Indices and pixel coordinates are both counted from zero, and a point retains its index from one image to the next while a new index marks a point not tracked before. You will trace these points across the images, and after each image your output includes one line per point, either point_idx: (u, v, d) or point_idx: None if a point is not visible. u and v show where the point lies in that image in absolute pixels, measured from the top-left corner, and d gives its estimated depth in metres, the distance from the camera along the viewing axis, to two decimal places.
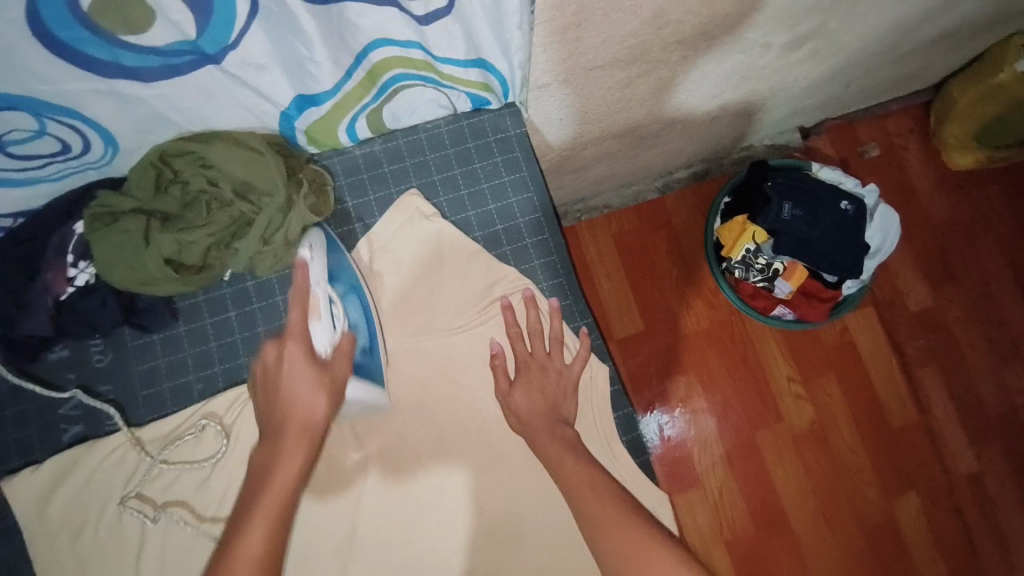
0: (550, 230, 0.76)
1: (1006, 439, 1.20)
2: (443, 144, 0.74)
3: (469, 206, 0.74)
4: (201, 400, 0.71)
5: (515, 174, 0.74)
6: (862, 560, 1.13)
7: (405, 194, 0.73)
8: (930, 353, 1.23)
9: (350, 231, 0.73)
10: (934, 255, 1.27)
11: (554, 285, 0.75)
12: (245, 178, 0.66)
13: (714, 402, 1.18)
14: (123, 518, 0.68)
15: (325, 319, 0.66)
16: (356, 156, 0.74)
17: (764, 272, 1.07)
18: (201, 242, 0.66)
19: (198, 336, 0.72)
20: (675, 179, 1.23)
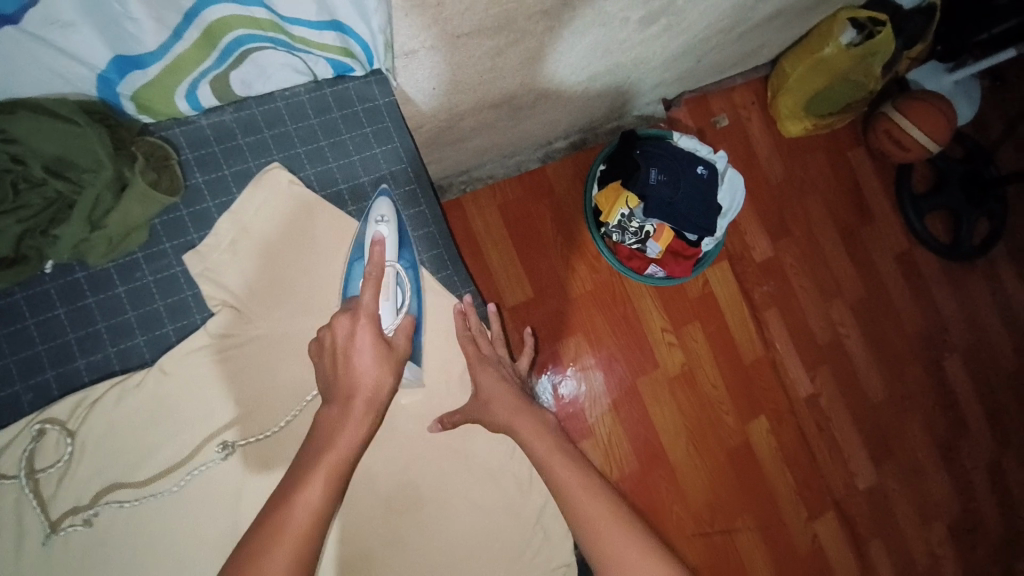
0: (425, 199, 0.77)
1: (830, 363, 1.46)
2: (306, 113, 0.71)
3: (339, 178, 0.74)
4: (34, 412, 0.63)
5: (386, 145, 0.74)
6: (725, 479, 1.32)
7: (268, 168, 0.70)
8: (772, 297, 1.43)
9: (205, 210, 0.69)
10: (773, 213, 1.47)
11: (432, 255, 0.79)
12: (59, 154, 0.57)
13: (600, 357, 1.28)
14: None
15: (392, 300, 0.70)
16: (203, 127, 0.68)
17: (637, 234, 1.16)
18: (8, 229, 0.57)
19: (20, 343, 0.63)
20: (555, 149, 1.28)
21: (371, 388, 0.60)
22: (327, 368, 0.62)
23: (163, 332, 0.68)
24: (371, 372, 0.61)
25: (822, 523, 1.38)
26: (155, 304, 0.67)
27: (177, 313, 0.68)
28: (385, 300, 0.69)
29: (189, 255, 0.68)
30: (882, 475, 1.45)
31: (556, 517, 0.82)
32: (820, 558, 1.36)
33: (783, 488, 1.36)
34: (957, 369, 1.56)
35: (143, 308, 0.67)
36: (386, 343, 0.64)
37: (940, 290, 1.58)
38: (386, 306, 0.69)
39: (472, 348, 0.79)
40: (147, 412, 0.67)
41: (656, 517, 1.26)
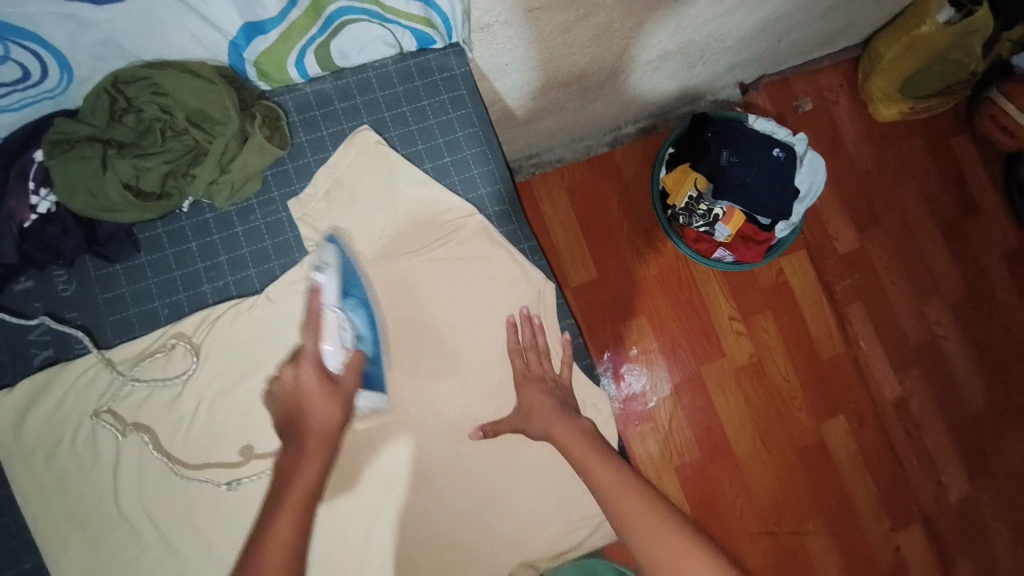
0: (495, 161, 0.81)
1: (921, 365, 1.34)
2: (392, 82, 0.77)
3: (419, 140, 0.78)
4: (168, 323, 0.74)
5: (461, 111, 0.78)
6: (794, 475, 1.26)
7: (359, 130, 0.76)
8: (855, 292, 1.34)
9: (306, 165, 0.76)
10: (861, 202, 1.38)
11: (499, 211, 0.82)
12: (197, 106, 0.67)
13: (664, 343, 1.27)
14: (99, 436, 0.72)
15: (338, 339, 0.66)
16: (307, 92, 0.76)
17: (706, 217, 1.14)
18: (157, 169, 0.68)
19: (161, 266, 0.74)
20: (624, 134, 1.29)
21: (323, 423, 0.61)
22: (280, 407, 0.63)
23: (269, 267, 0.76)
24: (320, 414, 0.62)
25: (904, 535, 1.28)
26: (265, 243, 0.75)
27: (282, 252, 0.76)
28: (329, 339, 0.65)
29: (293, 203, 0.75)
30: (980, 492, 1.32)
31: None
32: (901, 572, 1.27)
33: (860, 493, 1.27)
34: None
35: (256, 244, 0.75)
36: (332, 380, 0.64)
37: None
38: (330, 342, 0.65)
39: (519, 366, 0.79)
40: (255, 332, 0.75)
41: (717, 508, 1.23)
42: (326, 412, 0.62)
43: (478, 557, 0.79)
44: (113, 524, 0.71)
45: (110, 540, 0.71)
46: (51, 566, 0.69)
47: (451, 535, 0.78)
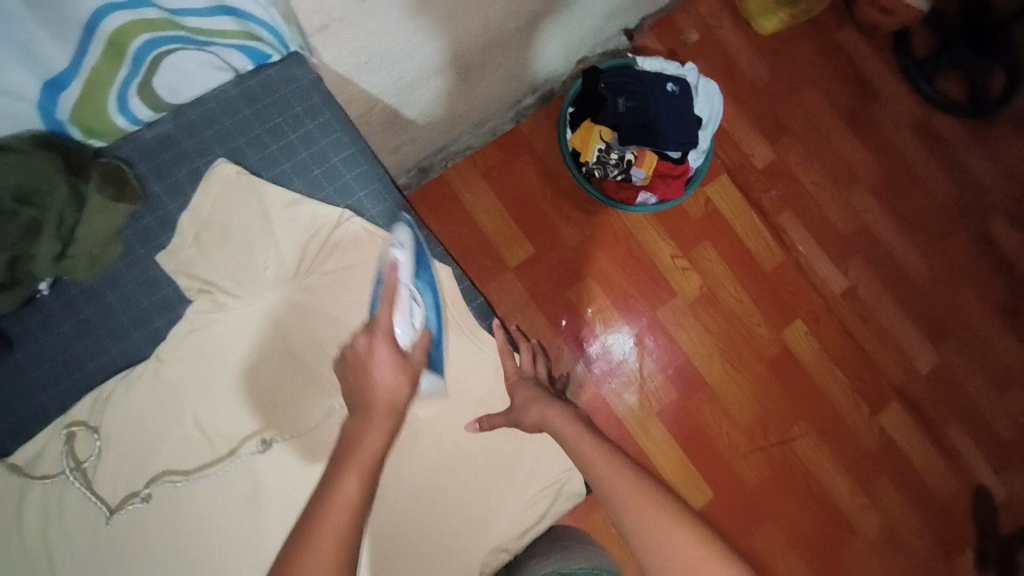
0: (367, 160, 0.77)
1: (861, 252, 1.39)
2: (237, 107, 0.74)
3: (281, 159, 0.75)
4: (61, 415, 0.69)
5: (318, 119, 0.75)
6: (768, 387, 1.29)
7: (216, 164, 0.73)
8: (782, 201, 1.38)
9: (167, 213, 0.72)
10: (767, 114, 1.41)
11: (383, 210, 0.77)
12: (19, 181, 0.62)
13: (615, 297, 1.28)
14: (22, 553, 0.67)
15: (408, 317, 0.71)
16: (148, 140, 0.73)
17: (619, 164, 1.14)
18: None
19: (41, 357, 0.69)
20: (525, 107, 1.28)
21: (391, 395, 0.64)
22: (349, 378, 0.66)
23: (155, 328, 0.71)
24: (388, 381, 0.65)
25: (885, 414, 1.33)
26: (144, 304, 0.71)
27: (164, 309, 0.72)
28: (401, 319, 0.70)
29: (162, 256, 0.71)
30: (946, 355, 1.38)
31: (557, 453, 0.83)
32: (889, 449, 1.32)
33: (834, 387, 1.31)
34: (1008, 230, 1.45)
35: (134, 308, 0.71)
36: (402, 353, 0.68)
37: (970, 152, 1.47)
38: (402, 324, 0.70)
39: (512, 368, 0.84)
40: (153, 399, 0.70)
41: (706, 440, 1.26)
42: (389, 377, 0.65)
43: (447, 556, 0.79)
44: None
45: None
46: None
47: (413, 543, 0.78)
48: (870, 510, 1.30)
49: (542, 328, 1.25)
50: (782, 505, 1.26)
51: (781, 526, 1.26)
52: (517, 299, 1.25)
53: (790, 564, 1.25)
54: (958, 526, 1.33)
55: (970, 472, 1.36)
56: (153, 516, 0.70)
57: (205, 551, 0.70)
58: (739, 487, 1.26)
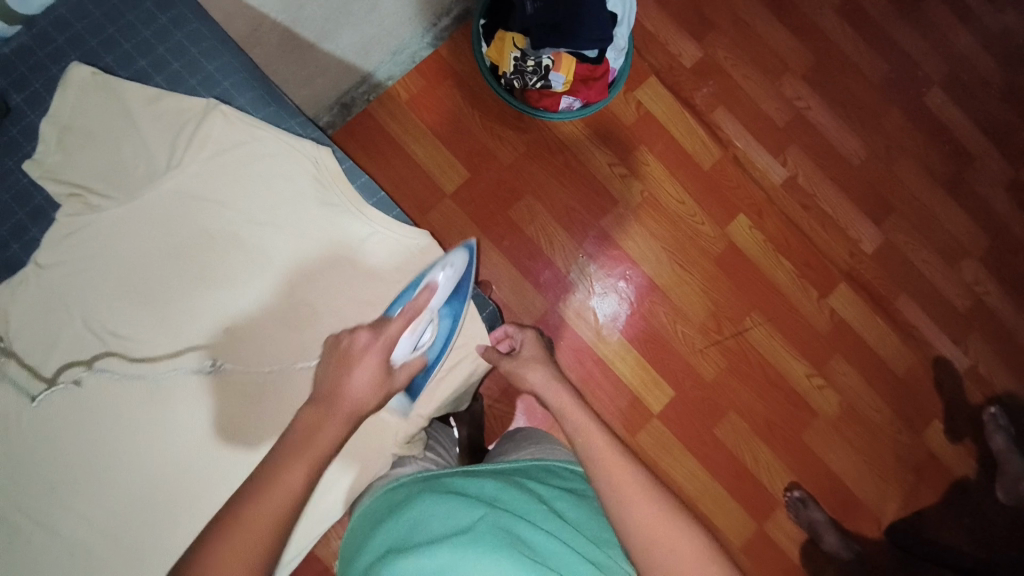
0: (229, 49, 0.70)
1: (799, 140, 1.39)
2: (86, 9, 0.68)
3: (137, 57, 0.68)
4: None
5: (171, 11, 0.69)
6: (718, 281, 1.31)
7: (69, 69, 0.66)
8: (715, 98, 1.36)
9: (28, 123, 0.66)
10: (691, 11, 1.38)
11: (254, 98, 0.71)
12: None
13: (557, 212, 1.27)
14: None
15: (416, 335, 0.65)
16: (5, 54, 0.67)
17: (537, 72, 1.12)
18: None
19: None
20: (441, 30, 1.24)
21: (358, 406, 0.58)
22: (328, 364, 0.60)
23: (32, 238, 0.66)
24: (359, 394, 0.59)
25: (835, 296, 1.36)
26: (18, 215, 0.66)
27: (38, 218, 0.66)
28: (409, 333, 0.64)
29: (27, 164, 0.65)
30: (889, 232, 1.40)
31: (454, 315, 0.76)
32: (841, 329, 1.35)
33: (781, 275, 1.34)
34: (942, 101, 1.46)
35: (9, 220, 0.66)
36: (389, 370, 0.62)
37: (898, 27, 1.47)
38: (407, 339, 0.64)
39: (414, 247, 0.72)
40: (40, 302, 0.65)
41: (664, 342, 1.29)
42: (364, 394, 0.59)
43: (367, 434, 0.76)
44: None
45: None
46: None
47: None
48: (827, 389, 1.33)
49: (486, 251, 1.25)
50: (742, 395, 1.30)
51: (743, 415, 1.30)
52: (458, 225, 1.24)
53: (754, 447, 1.29)
54: (918, 394, 1.37)
55: (925, 341, 1.38)
56: (59, 427, 0.65)
57: (120, 462, 0.66)
58: (699, 382, 1.29)
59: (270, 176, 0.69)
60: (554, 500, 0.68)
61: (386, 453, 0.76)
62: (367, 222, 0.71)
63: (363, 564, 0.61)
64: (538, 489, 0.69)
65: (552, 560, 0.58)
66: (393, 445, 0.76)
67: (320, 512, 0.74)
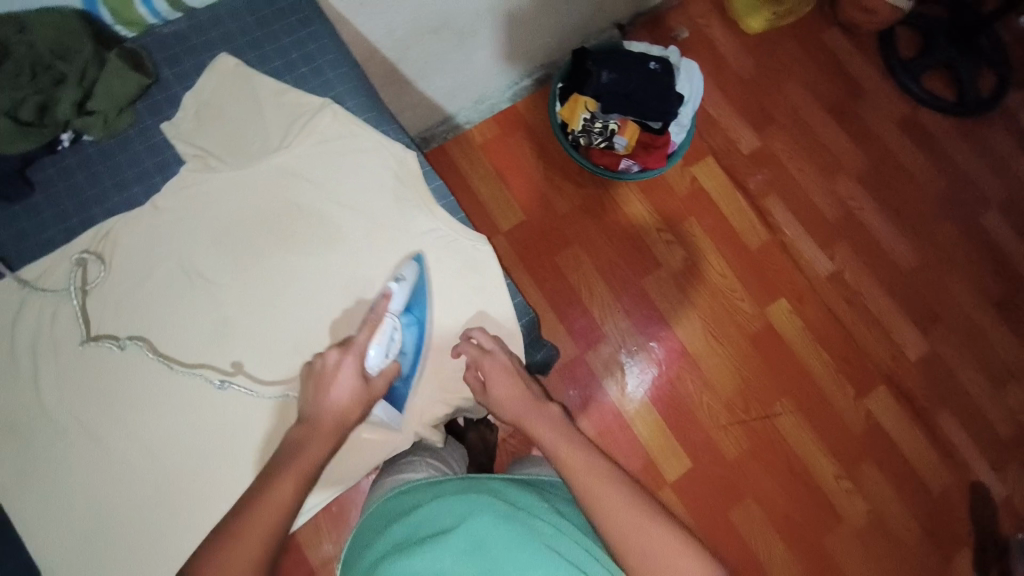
0: (349, 64, 0.81)
1: (847, 238, 1.42)
2: (240, 14, 0.80)
3: (274, 58, 0.79)
4: (66, 245, 0.72)
5: (310, 27, 0.80)
6: (750, 360, 1.31)
7: (217, 58, 0.78)
8: (768, 185, 1.42)
9: (174, 95, 0.77)
10: (753, 104, 1.47)
11: (361, 105, 0.80)
12: (54, 37, 0.67)
13: (601, 265, 1.33)
14: (20, 358, 0.69)
15: (385, 343, 0.70)
16: (165, 34, 0.78)
17: (603, 133, 1.22)
18: (30, 98, 0.67)
19: (51, 200, 0.73)
20: (520, 88, 1.36)
21: (340, 416, 0.65)
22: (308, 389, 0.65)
23: (152, 185, 0.75)
24: (339, 408, 0.65)
25: (873, 398, 1.32)
26: (146, 164, 0.75)
27: (162, 170, 0.75)
28: (376, 343, 0.69)
29: (166, 126, 0.76)
30: (935, 343, 1.37)
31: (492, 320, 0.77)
32: (876, 433, 1.30)
33: (819, 366, 1.32)
34: (998, 223, 1.46)
35: (137, 167, 0.75)
36: (365, 380, 0.67)
37: (957, 147, 1.51)
38: (376, 348, 0.69)
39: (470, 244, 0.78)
40: (147, 238, 0.73)
41: (688, 410, 1.27)
42: (342, 410, 0.65)
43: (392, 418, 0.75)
44: (50, 441, 0.68)
45: (41, 444, 0.68)
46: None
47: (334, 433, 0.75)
48: (855, 495, 1.27)
49: (528, 289, 1.30)
50: (762, 481, 1.25)
51: (760, 503, 1.24)
52: (506, 261, 1.31)
53: (769, 540, 1.23)
54: (953, 519, 1.28)
55: (965, 463, 1.31)
56: (132, 350, 0.71)
57: (167, 408, 0.70)
58: (720, 459, 1.25)
59: (361, 168, 0.78)
60: (558, 503, 0.71)
61: (409, 434, 0.76)
62: (433, 219, 0.77)
63: (365, 565, 0.65)
64: (544, 493, 0.73)
65: (583, 565, 0.62)
66: (416, 425, 0.76)
67: (332, 479, 0.75)
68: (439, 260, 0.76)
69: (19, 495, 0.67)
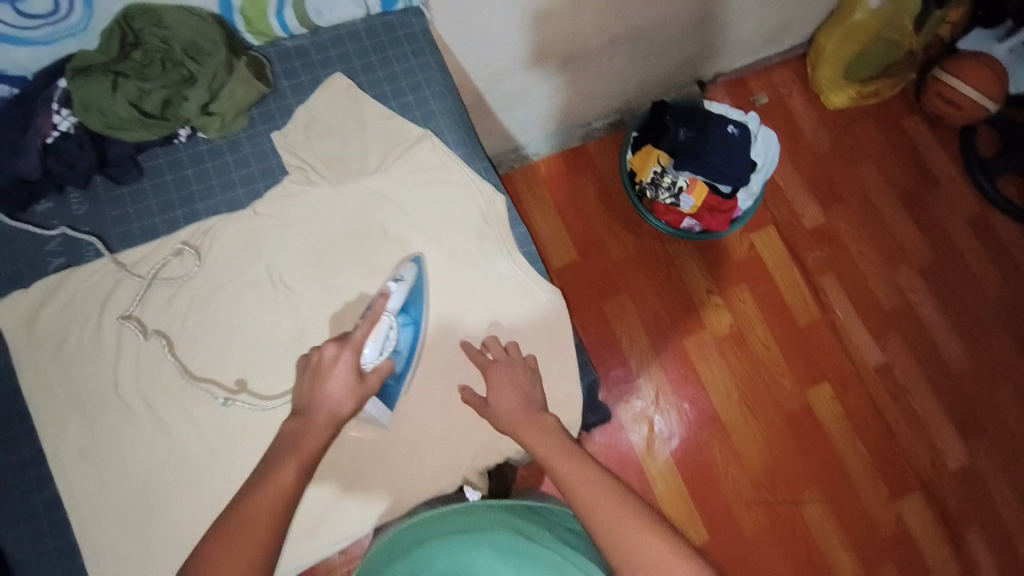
0: (454, 99, 0.84)
1: (900, 330, 1.38)
2: (360, 38, 0.83)
3: (383, 83, 0.82)
4: (169, 234, 0.75)
5: (422, 59, 0.83)
6: (783, 439, 1.27)
7: (333, 76, 0.81)
8: (826, 263, 1.40)
9: (287, 106, 0.80)
10: (823, 181, 1.46)
11: (458, 141, 0.83)
12: (190, 37, 0.70)
13: (646, 317, 1.32)
14: (103, 334, 0.72)
15: (381, 342, 0.69)
16: (288, 47, 0.81)
17: (670, 189, 1.22)
18: (158, 92, 0.71)
19: (158, 189, 0.76)
20: (593, 129, 1.38)
21: (333, 409, 0.62)
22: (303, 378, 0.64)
23: (254, 189, 0.78)
24: (335, 398, 0.63)
25: (905, 501, 1.27)
26: (251, 168, 0.78)
27: (265, 175, 0.78)
28: (373, 340, 0.68)
29: (275, 134, 0.79)
30: (977, 454, 1.31)
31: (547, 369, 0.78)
32: (903, 538, 1.25)
33: (852, 457, 1.28)
34: None
35: (243, 169, 0.78)
36: (359, 374, 0.65)
37: None
38: (372, 345, 0.68)
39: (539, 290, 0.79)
40: (241, 238, 0.76)
41: (710, 479, 1.24)
42: (337, 403, 0.62)
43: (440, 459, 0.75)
44: (120, 424, 0.70)
45: (108, 423, 0.70)
46: (50, 448, 0.68)
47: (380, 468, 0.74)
48: None
49: None
50: (777, 567, 1.21)
51: None
52: None
53: None
54: None
55: None
56: (210, 346, 0.73)
57: (219, 415, 0.71)
58: (738, 536, 1.22)
59: (451, 201, 0.80)
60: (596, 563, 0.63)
61: (457, 477, 0.75)
62: (514, 264, 0.79)
63: None
64: (584, 552, 0.65)
65: None
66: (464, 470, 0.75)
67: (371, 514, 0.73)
68: (510, 303, 0.78)
69: (79, 472, 0.68)
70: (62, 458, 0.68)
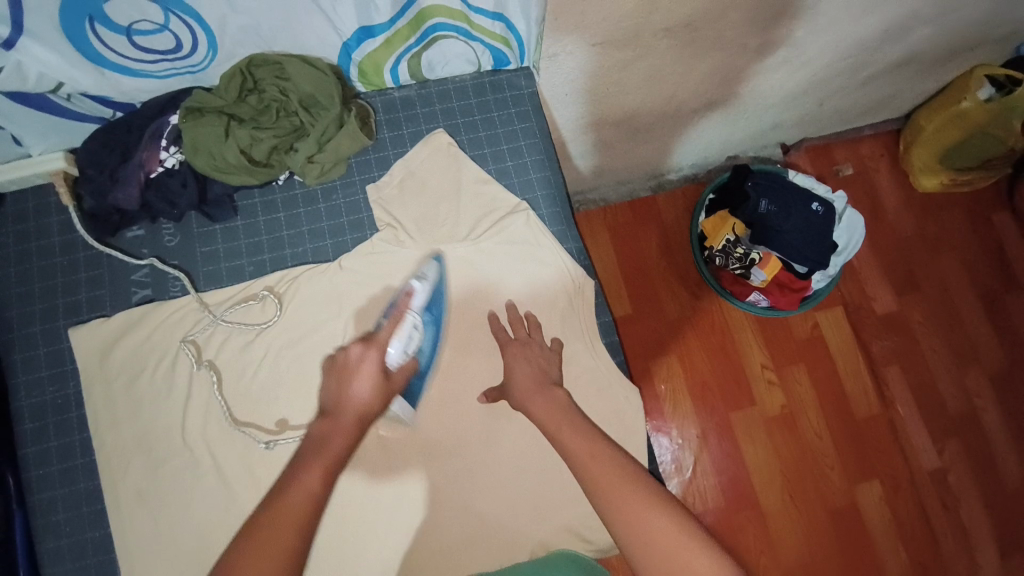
0: (552, 168, 0.82)
1: (963, 437, 1.29)
2: (467, 95, 0.82)
3: (484, 144, 0.81)
4: (253, 278, 0.76)
5: (526, 123, 0.82)
6: (822, 536, 1.21)
7: (435, 132, 0.80)
8: (893, 354, 1.32)
9: (385, 157, 0.80)
10: (901, 267, 1.38)
11: (552, 214, 0.81)
12: (309, 91, 0.71)
13: (694, 385, 1.27)
14: (176, 372, 0.74)
15: (404, 338, 0.67)
16: (395, 97, 0.81)
17: (741, 260, 1.16)
18: (268, 142, 0.72)
19: (249, 230, 0.77)
20: (666, 181, 1.34)
21: (363, 407, 0.60)
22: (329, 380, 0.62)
23: (343, 240, 0.78)
24: (362, 398, 0.61)
25: None
26: (342, 219, 0.78)
27: (355, 228, 0.78)
28: (398, 337, 0.67)
29: (370, 187, 0.78)
30: None
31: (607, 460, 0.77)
32: None
33: (893, 564, 1.20)
34: None
35: (334, 220, 0.78)
36: (386, 374, 0.63)
37: None
38: (397, 343, 0.66)
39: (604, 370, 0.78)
40: (324, 293, 0.76)
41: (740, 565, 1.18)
42: (364, 397, 0.61)
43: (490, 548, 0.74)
44: (182, 467, 0.72)
45: (169, 466, 0.72)
46: (109, 486, 0.70)
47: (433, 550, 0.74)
48: None
49: None
50: None
51: None
52: None
53: None
54: None
55: None
56: (279, 397, 0.74)
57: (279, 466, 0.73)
58: None
59: (536, 280, 0.79)
60: None
61: None
62: (596, 356, 0.78)
63: None
64: None
65: None
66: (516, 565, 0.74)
67: None
68: (583, 393, 0.77)
69: (133, 513, 0.70)
70: (119, 498, 0.70)
